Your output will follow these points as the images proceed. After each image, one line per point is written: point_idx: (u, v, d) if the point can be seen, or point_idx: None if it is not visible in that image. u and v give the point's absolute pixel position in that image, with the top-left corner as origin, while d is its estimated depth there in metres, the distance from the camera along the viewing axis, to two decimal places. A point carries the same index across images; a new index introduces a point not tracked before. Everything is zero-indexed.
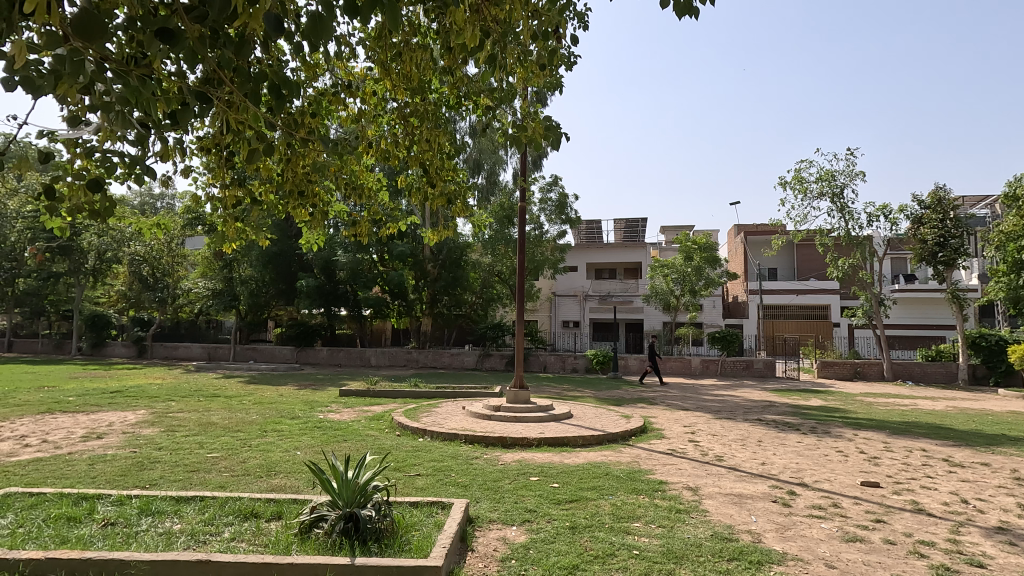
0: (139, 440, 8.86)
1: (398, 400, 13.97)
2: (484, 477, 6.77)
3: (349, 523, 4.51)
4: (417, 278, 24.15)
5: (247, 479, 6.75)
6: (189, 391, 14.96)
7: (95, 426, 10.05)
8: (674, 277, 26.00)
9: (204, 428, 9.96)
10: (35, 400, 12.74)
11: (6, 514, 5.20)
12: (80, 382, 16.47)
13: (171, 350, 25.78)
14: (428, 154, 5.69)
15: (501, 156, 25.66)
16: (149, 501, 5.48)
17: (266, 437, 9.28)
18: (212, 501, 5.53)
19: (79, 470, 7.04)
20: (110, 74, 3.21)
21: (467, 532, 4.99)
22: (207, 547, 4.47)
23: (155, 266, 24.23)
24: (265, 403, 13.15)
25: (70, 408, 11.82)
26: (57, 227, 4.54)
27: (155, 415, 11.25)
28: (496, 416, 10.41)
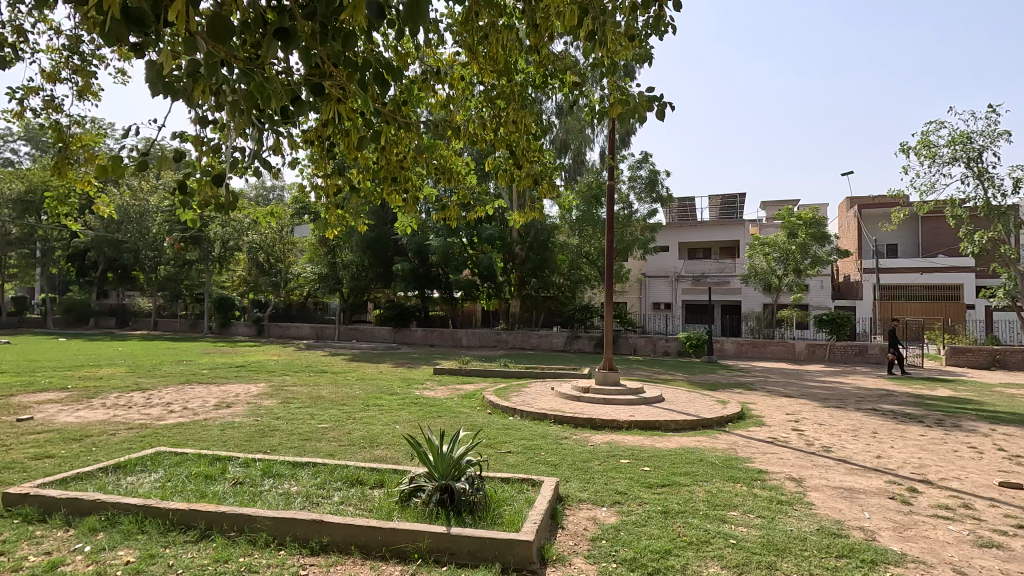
0: (260, 410, 9.85)
1: (489, 379, 14.36)
2: (573, 457, 6.81)
3: (445, 494, 4.74)
4: (505, 260, 24.57)
5: (353, 449, 7.29)
6: (301, 367, 16.37)
7: (225, 396, 11.35)
8: (776, 255, 24.23)
9: (315, 401, 10.87)
10: (177, 372, 14.62)
11: (158, 469, 6.04)
12: (211, 357, 18.66)
13: (285, 330, 28.26)
14: (514, 135, 5.69)
15: (588, 135, 25.29)
16: (271, 464, 6.10)
17: (368, 410, 9.96)
18: (323, 467, 6.04)
19: (213, 435, 7.95)
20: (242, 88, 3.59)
21: (557, 510, 5.06)
22: (320, 508, 4.92)
23: (269, 253, 26.68)
24: (367, 380, 14.07)
25: (205, 380, 13.40)
26: (189, 220, 5.03)
27: (274, 388, 12.50)
28: (585, 398, 10.42)
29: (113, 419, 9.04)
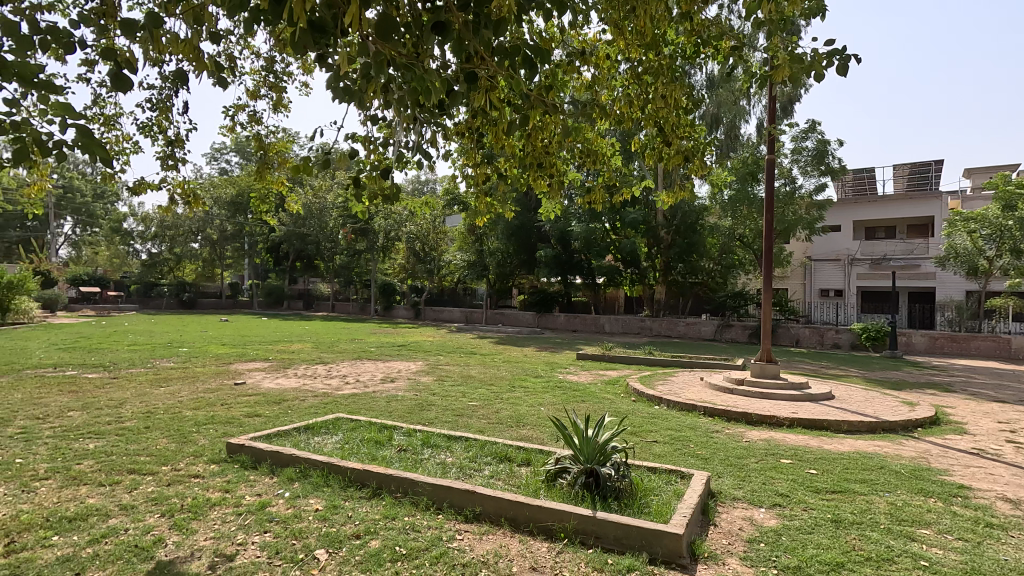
0: (419, 386, 10.79)
1: (634, 366, 14.07)
2: (726, 453, 6.41)
3: (590, 478, 4.76)
4: (650, 244, 23.71)
5: (501, 427, 7.65)
6: (453, 348, 17.58)
7: (390, 372, 12.63)
8: (986, 233, 20.18)
9: (466, 380, 11.62)
10: (351, 349, 16.61)
11: (338, 432, 6.93)
12: (378, 337, 20.87)
13: (438, 313, 30.46)
14: (663, 111, 5.40)
15: (743, 107, 23.38)
16: (429, 435, 6.65)
17: (514, 391, 10.38)
18: (475, 441, 6.43)
19: (381, 405, 8.91)
20: (403, 86, 3.88)
21: (709, 506, 4.81)
22: (473, 479, 5.26)
23: (424, 242, 28.89)
24: (513, 362, 14.65)
25: (373, 357, 15.03)
26: (359, 212, 5.59)
27: (430, 366, 13.61)
28: (738, 390, 9.73)
29: (303, 386, 10.56)
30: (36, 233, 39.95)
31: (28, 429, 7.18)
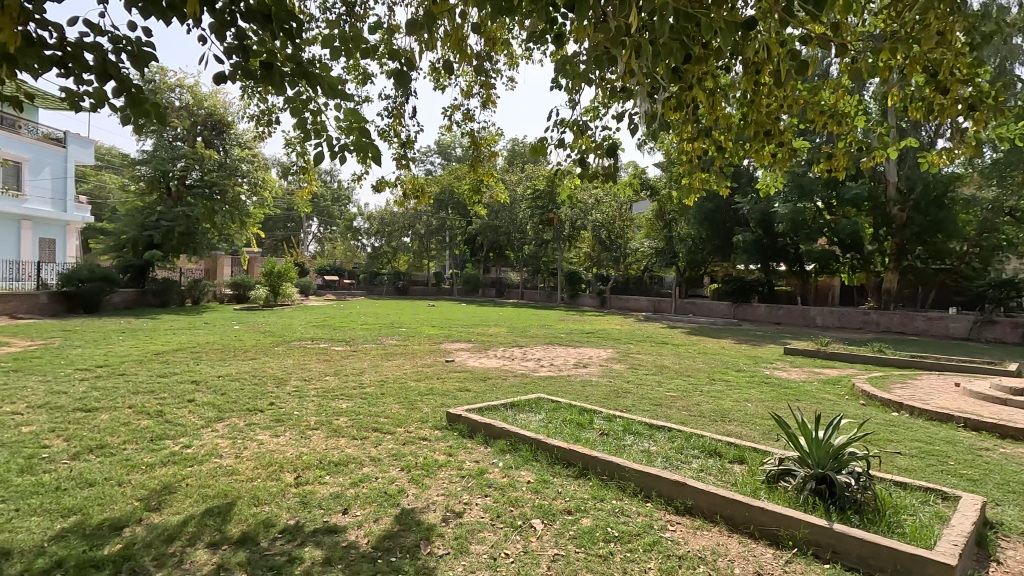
0: (612, 373, 10.77)
1: (858, 366, 12.15)
2: (1005, 476, 5.14)
3: (822, 485, 4.23)
4: (877, 224, 20.26)
5: (704, 420, 7.23)
6: (642, 337, 17.21)
7: (582, 357, 12.85)
8: None
9: (660, 370, 11.26)
10: (544, 334, 17.29)
11: (541, 411, 7.26)
12: (567, 323, 21.39)
13: (624, 302, 29.96)
14: (932, 53, 4.51)
15: (1015, 46, 18.64)
16: (630, 422, 6.58)
17: (715, 384, 9.75)
18: (678, 432, 6.17)
19: (576, 389, 9.10)
20: (624, 48, 3.81)
21: (985, 537, 3.92)
22: (681, 471, 5.04)
23: (611, 230, 28.82)
24: (709, 354, 13.80)
25: (564, 342, 15.46)
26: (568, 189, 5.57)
27: (621, 354, 13.50)
28: (1015, 402, 7.77)
29: (504, 367, 11.31)
30: (294, 233, 49.39)
31: (300, 387, 8.90)
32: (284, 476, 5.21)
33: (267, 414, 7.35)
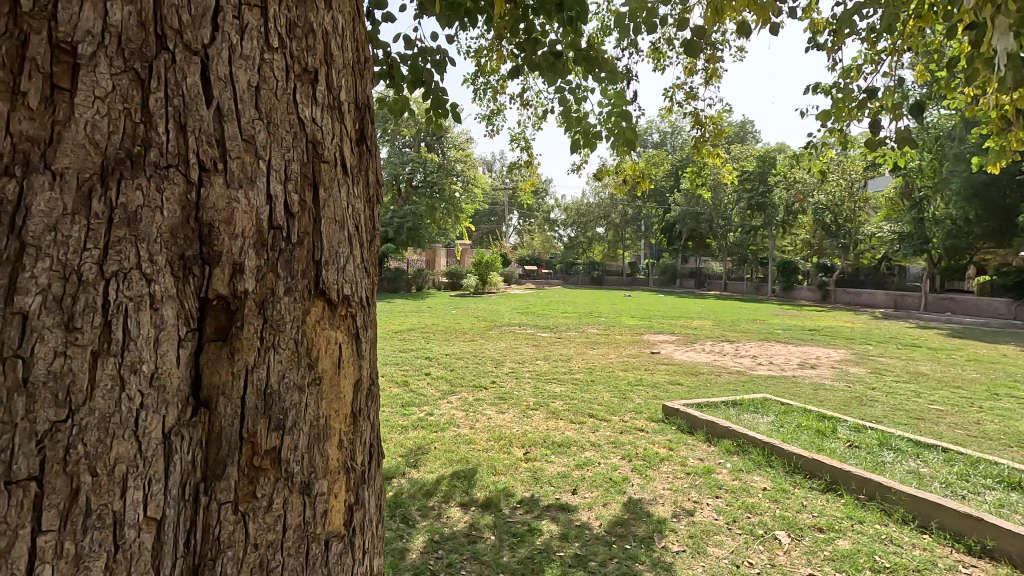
0: (850, 377, 9.31)
1: None
2: None
3: None
4: None
5: (992, 443, 5.80)
6: (884, 337, 14.57)
7: (807, 357, 11.38)
8: None
9: (915, 377, 9.39)
10: (756, 328, 15.70)
11: (769, 413, 6.58)
12: (783, 318, 19.08)
13: (855, 296, 24.31)
14: None
15: None
16: (887, 436, 5.57)
17: (1000, 400, 7.77)
18: (959, 455, 5.03)
19: (807, 392, 8.06)
20: None
21: None
22: (971, 503, 4.08)
23: (837, 213, 22.69)
24: (986, 362, 11.08)
25: (783, 339, 13.83)
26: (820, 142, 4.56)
27: (858, 355, 11.60)
28: None
29: (715, 361, 10.55)
30: (497, 225, 52.91)
31: (515, 369, 9.38)
32: (514, 450, 5.50)
33: (492, 391, 7.87)
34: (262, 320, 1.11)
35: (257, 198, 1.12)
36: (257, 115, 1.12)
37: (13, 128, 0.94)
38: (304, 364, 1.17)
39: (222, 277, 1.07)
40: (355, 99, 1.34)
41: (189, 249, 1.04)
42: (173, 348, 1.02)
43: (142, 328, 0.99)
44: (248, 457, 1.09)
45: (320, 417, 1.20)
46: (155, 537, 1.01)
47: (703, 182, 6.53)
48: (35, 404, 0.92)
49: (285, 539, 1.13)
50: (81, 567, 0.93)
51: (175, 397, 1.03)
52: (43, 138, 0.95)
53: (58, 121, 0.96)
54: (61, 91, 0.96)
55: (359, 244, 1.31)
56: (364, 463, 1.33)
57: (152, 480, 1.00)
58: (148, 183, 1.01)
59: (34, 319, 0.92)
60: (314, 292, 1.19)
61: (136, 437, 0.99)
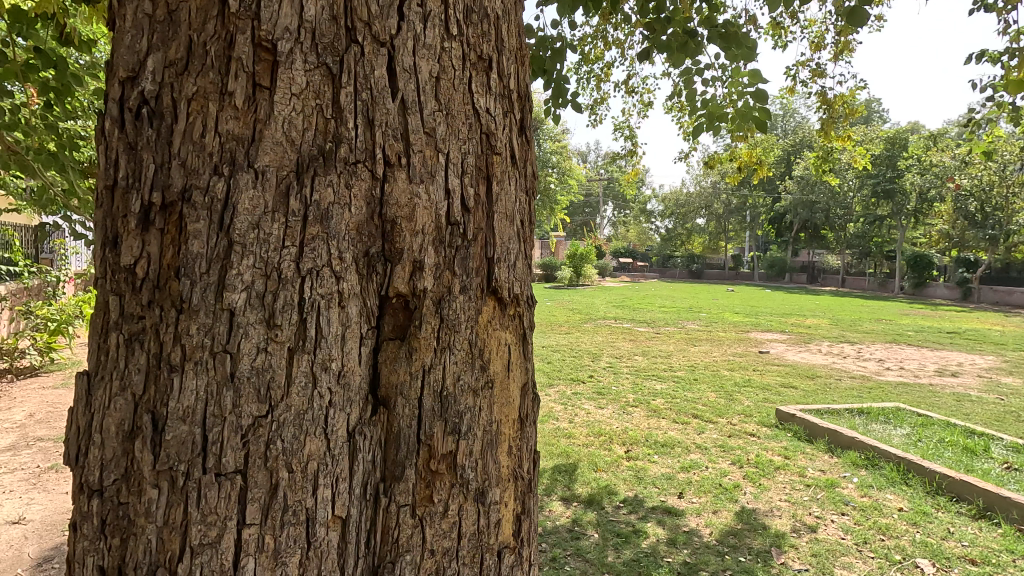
0: (1002, 389, 8.09)
1: None
2: None
3: None
4: None
5: None
6: None
7: (946, 363, 10.05)
8: None
9: None
10: (881, 330, 14.10)
11: (904, 425, 5.86)
12: (914, 319, 16.99)
13: (1004, 295, 21.14)
14: None
15: None
16: None
17: None
18: None
19: (949, 404, 7.10)
20: None
21: None
22: None
23: (984, 201, 19.25)
24: None
25: (914, 342, 12.32)
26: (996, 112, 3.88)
27: (1011, 364, 10.07)
28: None
29: (835, 364, 9.60)
30: (591, 217, 52.07)
31: (613, 364, 9.10)
32: (615, 447, 5.12)
33: (589, 385, 7.67)
34: (439, 319, 1.02)
35: (436, 193, 1.01)
36: (438, 107, 1.02)
37: (223, 129, 0.91)
38: (478, 366, 1.06)
39: (403, 274, 0.99)
40: (519, 88, 1.19)
41: (373, 247, 0.97)
42: (358, 347, 0.97)
43: (330, 325, 0.94)
44: (426, 461, 1.01)
45: (493, 421, 1.09)
46: (339, 537, 0.95)
47: (829, 167, 5.88)
48: (241, 399, 0.90)
49: (460, 548, 1.04)
50: (279, 565, 0.91)
51: (357, 395, 0.97)
52: (246, 137, 0.91)
53: (261, 119, 0.92)
54: (262, 89, 0.92)
55: (526, 241, 1.18)
56: (528, 470, 1.19)
57: (338, 479, 0.95)
58: (338, 180, 0.94)
59: (240, 314, 0.90)
60: (486, 291, 1.07)
61: (326, 437, 0.94)
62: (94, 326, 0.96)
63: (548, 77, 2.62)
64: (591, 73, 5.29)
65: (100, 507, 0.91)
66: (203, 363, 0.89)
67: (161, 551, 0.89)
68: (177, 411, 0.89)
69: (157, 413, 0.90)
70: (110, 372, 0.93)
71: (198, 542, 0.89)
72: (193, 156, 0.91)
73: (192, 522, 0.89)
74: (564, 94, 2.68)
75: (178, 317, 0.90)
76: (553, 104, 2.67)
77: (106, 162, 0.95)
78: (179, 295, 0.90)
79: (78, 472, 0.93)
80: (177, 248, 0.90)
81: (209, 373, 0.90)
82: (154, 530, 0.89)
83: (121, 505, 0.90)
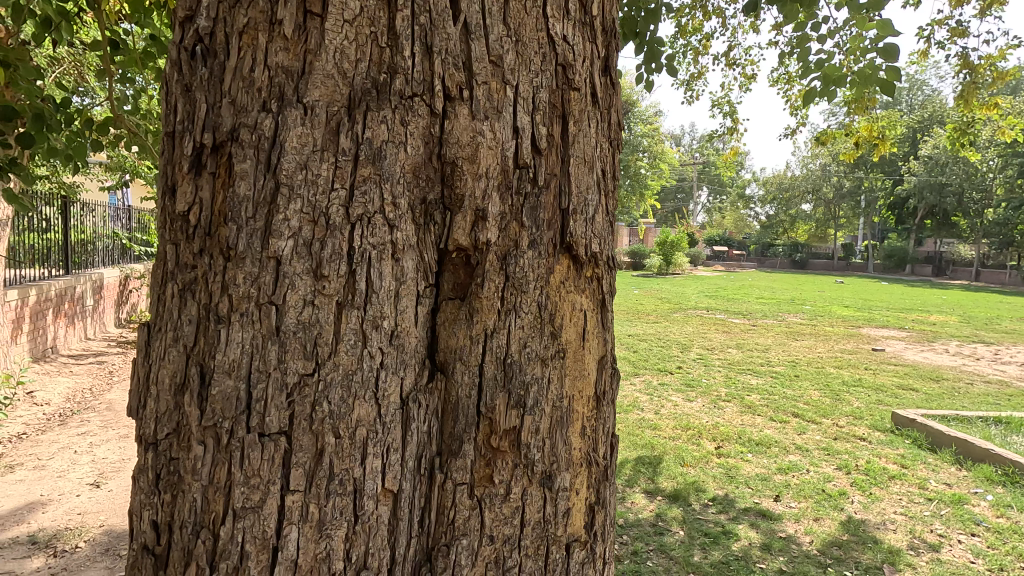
0: None
1: None
2: None
3: None
4: None
5: None
6: None
7: None
8: None
9: None
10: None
11: None
12: None
13: None
14: None
15: None
16: None
17: None
18: None
19: None
20: None
21: None
22: None
23: None
24: None
25: None
26: None
27: None
28: None
29: (965, 367, 8.47)
30: (684, 204, 49.74)
31: (704, 355, 8.63)
32: (704, 443, 4.85)
33: (677, 377, 7.33)
34: (504, 277, 0.95)
35: (504, 132, 0.94)
36: (506, 32, 0.95)
37: (273, 62, 0.88)
38: (547, 332, 0.99)
39: (462, 225, 0.93)
40: (600, 20, 1.09)
41: (431, 193, 0.93)
42: (413, 307, 0.93)
43: (384, 279, 0.90)
44: (486, 437, 0.95)
45: (563, 396, 1.01)
46: (390, 512, 0.93)
47: (968, 141, 5.11)
48: (287, 354, 0.88)
49: (522, 537, 0.98)
50: (325, 538, 0.89)
51: (413, 359, 0.93)
52: (296, 70, 0.88)
53: (310, 50, 0.88)
54: (315, 18, 0.88)
55: (606, 195, 1.09)
56: (604, 456, 1.10)
57: (389, 449, 0.92)
58: (394, 117, 0.90)
59: (286, 265, 0.87)
60: (559, 249, 1.00)
61: (377, 402, 0.91)
62: (157, 276, 0.98)
63: (641, 40, 2.45)
64: (688, 46, 4.96)
65: (156, 461, 0.94)
66: (248, 315, 0.88)
67: (205, 512, 0.90)
68: (224, 364, 0.89)
69: (206, 366, 0.90)
70: (167, 324, 0.94)
71: (241, 505, 0.88)
72: (243, 94, 0.89)
73: (237, 485, 0.88)
74: (658, 57, 2.49)
75: (226, 266, 0.89)
76: (645, 68, 2.49)
77: (167, 108, 0.96)
78: (226, 243, 0.89)
79: (138, 424, 0.96)
80: (228, 193, 0.89)
81: (255, 326, 0.88)
82: (201, 489, 0.90)
83: (173, 461, 0.92)
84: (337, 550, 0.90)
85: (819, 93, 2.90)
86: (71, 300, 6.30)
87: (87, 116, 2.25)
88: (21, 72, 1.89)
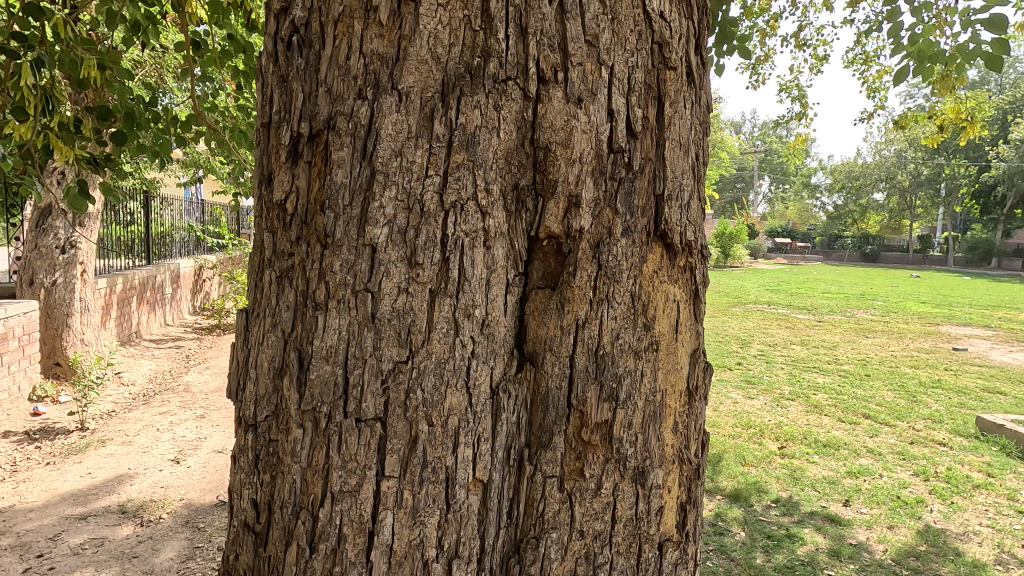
0: None
1: None
2: None
3: None
4: None
5: None
6: None
7: None
8: None
9: None
10: None
11: None
12: None
13: None
14: None
15: None
16: None
17: None
18: None
19: None
20: None
21: None
22: None
23: None
24: None
25: None
26: None
27: None
28: None
29: None
30: (743, 194, 47.72)
31: (766, 352, 8.29)
32: (766, 442, 4.67)
33: (737, 373, 7.08)
34: (597, 266, 0.93)
35: (598, 115, 0.92)
36: (601, 10, 0.92)
37: (367, 49, 0.90)
38: (641, 324, 0.96)
39: (555, 212, 0.92)
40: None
41: (523, 178, 0.92)
42: (502, 295, 0.92)
43: (475, 268, 0.90)
44: (576, 430, 0.94)
45: (656, 391, 0.99)
46: (480, 502, 0.93)
47: None
48: (381, 342, 0.89)
49: (613, 534, 0.97)
50: (418, 525, 0.91)
51: (503, 348, 0.93)
52: (390, 57, 0.89)
53: (404, 36, 0.89)
54: (408, 3, 0.89)
55: (700, 180, 1.05)
56: (695, 454, 1.07)
57: (479, 439, 0.92)
58: (486, 102, 0.89)
59: (381, 252, 0.89)
60: (653, 236, 0.97)
61: (468, 391, 0.91)
62: (255, 265, 1.02)
63: (715, 21, 2.35)
64: (753, 28, 4.73)
65: (256, 443, 0.98)
66: (345, 302, 0.90)
67: (304, 493, 0.93)
68: (320, 350, 0.91)
69: (304, 351, 0.93)
70: (265, 310, 0.98)
71: (338, 489, 0.91)
72: (338, 83, 0.90)
73: (334, 469, 0.91)
74: (731, 38, 2.39)
75: (323, 253, 0.91)
76: (717, 49, 2.39)
77: (264, 100, 0.99)
78: (323, 231, 0.91)
79: (238, 406, 1.00)
80: (324, 181, 0.91)
81: (352, 313, 0.90)
82: (298, 471, 0.93)
83: (271, 443, 0.96)
84: (428, 538, 0.91)
85: (908, 71, 2.71)
86: (152, 288, 6.76)
87: (172, 115, 2.38)
88: (114, 73, 2.01)
